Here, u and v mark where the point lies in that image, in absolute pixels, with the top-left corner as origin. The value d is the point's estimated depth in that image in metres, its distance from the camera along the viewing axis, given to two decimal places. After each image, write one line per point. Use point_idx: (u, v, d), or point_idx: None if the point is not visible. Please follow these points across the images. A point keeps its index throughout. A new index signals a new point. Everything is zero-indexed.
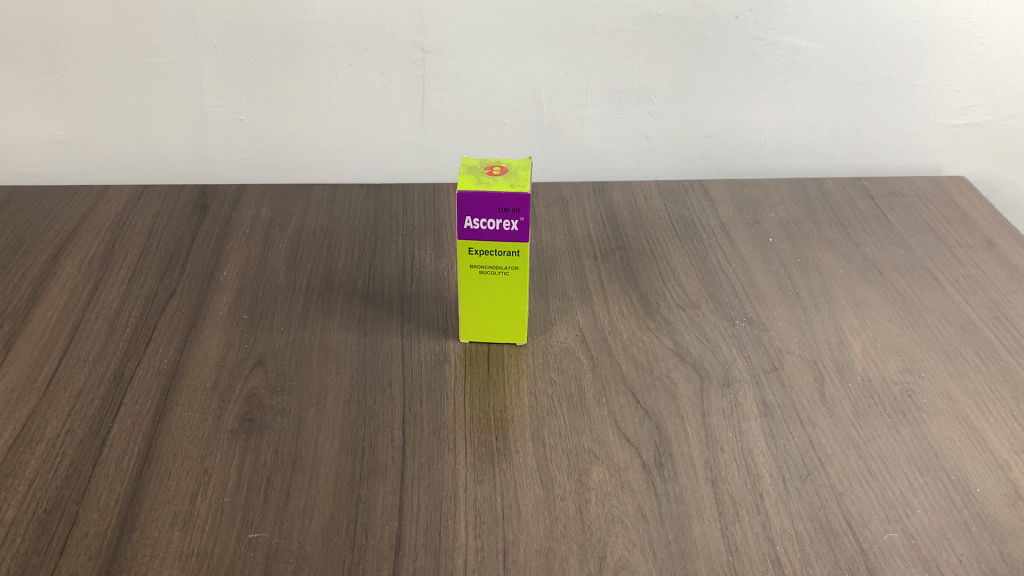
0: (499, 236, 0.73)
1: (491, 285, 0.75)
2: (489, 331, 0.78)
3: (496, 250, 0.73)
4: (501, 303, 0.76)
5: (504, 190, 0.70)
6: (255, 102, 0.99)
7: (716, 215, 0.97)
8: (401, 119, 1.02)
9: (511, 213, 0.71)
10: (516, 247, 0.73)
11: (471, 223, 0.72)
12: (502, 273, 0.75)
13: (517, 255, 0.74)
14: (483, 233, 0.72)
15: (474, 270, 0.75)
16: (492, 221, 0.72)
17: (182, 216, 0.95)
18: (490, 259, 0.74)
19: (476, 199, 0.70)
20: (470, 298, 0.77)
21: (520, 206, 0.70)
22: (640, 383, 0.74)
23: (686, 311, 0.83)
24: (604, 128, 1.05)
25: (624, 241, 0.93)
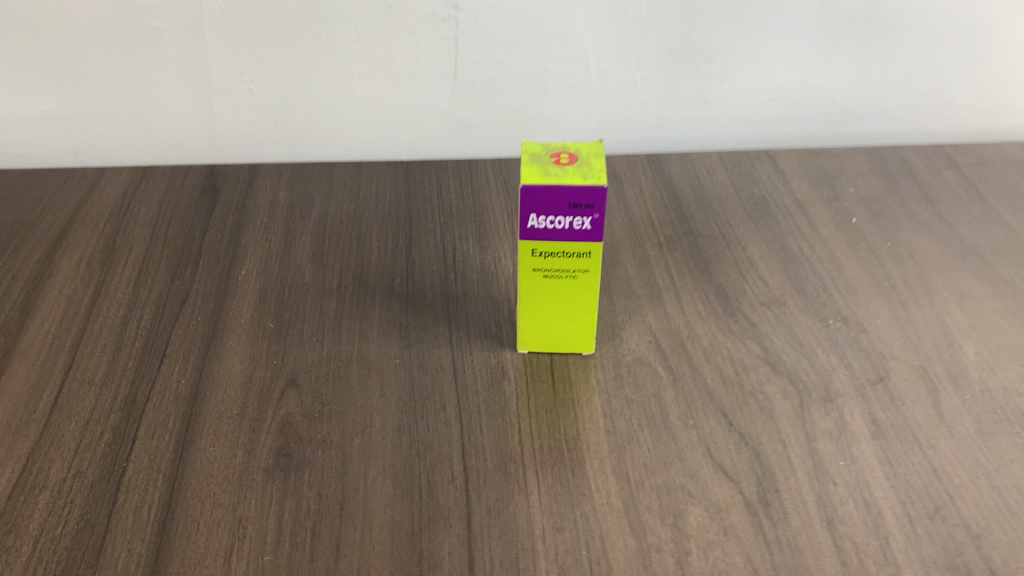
0: (568, 236, 0.62)
1: (557, 291, 0.65)
2: (551, 342, 0.68)
3: (563, 251, 0.63)
4: (567, 310, 0.66)
5: (577, 184, 0.59)
6: (266, 70, 0.88)
7: (790, 192, 0.87)
8: (429, 88, 0.91)
9: (584, 210, 0.60)
10: (588, 247, 0.63)
11: (536, 222, 0.61)
12: (569, 277, 0.64)
13: (589, 257, 0.63)
14: (549, 233, 0.62)
15: (537, 274, 0.64)
16: (561, 219, 0.61)
17: (191, 203, 0.84)
18: (556, 261, 0.64)
19: (542, 195, 0.60)
20: (529, 306, 0.66)
21: (595, 202, 0.60)
22: (731, 401, 0.65)
23: (771, 310, 0.73)
24: (658, 92, 0.93)
25: (691, 225, 0.82)
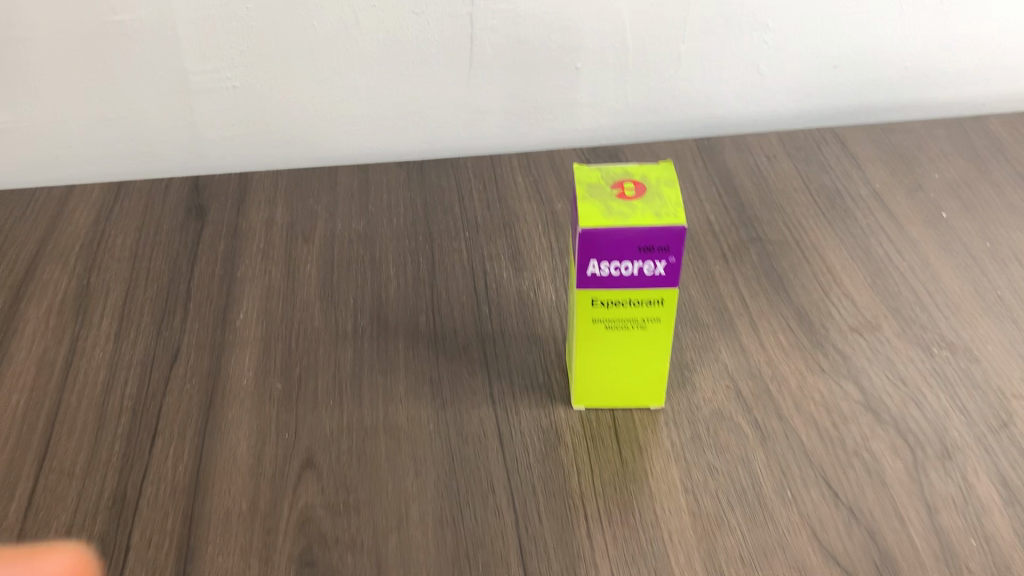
0: (636, 282, 0.51)
1: (621, 343, 0.54)
2: (611, 398, 0.58)
3: (629, 299, 0.52)
4: (632, 363, 0.55)
5: (649, 224, 0.48)
6: (250, 62, 0.75)
7: (866, 181, 0.75)
8: (440, 73, 0.78)
9: (657, 253, 0.49)
10: (660, 294, 0.52)
11: (597, 268, 0.50)
12: (637, 327, 0.53)
13: (661, 305, 0.52)
14: (612, 279, 0.51)
15: (597, 325, 0.53)
16: (628, 264, 0.50)
17: (175, 229, 0.72)
18: (620, 310, 0.52)
19: (606, 238, 0.48)
20: (587, 360, 0.55)
21: (671, 243, 0.49)
22: (833, 466, 0.55)
23: (865, 338, 0.62)
24: (705, 65, 0.80)
25: (758, 229, 0.71)
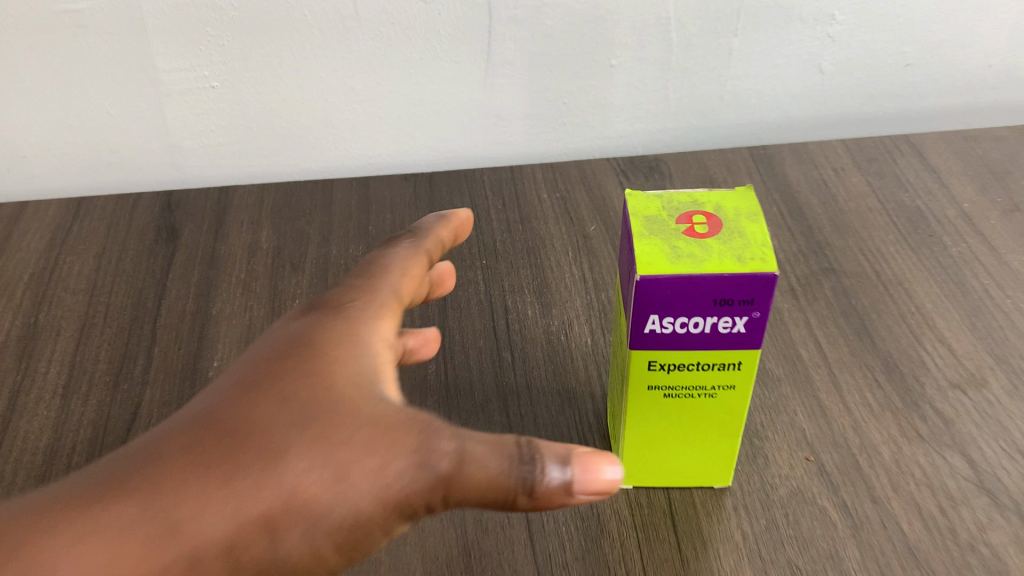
0: (707, 343, 0.40)
1: (683, 412, 0.43)
2: (666, 474, 0.47)
3: (697, 363, 0.41)
4: (696, 436, 0.45)
5: (730, 272, 0.37)
6: (232, 59, 0.64)
7: (951, 200, 0.64)
8: (453, 71, 0.67)
9: (738, 308, 0.38)
10: (737, 357, 0.41)
11: (660, 325, 0.39)
12: (704, 394, 0.43)
13: (738, 369, 0.41)
14: (678, 339, 0.40)
15: (655, 391, 0.43)
16: (697, 321, 0.39)
17: (142, 256, 0.61)
18: (685, 375, 0.42)
19: (673, 288, 0.38)
20: (640, 431, 0.44)
21: (756, 296, 0.38)
22: (945, 564, 0.43)
23: (969, 396, 0.51)
24: (760, 62, 0.69)
25: (830, 259, 0.60)
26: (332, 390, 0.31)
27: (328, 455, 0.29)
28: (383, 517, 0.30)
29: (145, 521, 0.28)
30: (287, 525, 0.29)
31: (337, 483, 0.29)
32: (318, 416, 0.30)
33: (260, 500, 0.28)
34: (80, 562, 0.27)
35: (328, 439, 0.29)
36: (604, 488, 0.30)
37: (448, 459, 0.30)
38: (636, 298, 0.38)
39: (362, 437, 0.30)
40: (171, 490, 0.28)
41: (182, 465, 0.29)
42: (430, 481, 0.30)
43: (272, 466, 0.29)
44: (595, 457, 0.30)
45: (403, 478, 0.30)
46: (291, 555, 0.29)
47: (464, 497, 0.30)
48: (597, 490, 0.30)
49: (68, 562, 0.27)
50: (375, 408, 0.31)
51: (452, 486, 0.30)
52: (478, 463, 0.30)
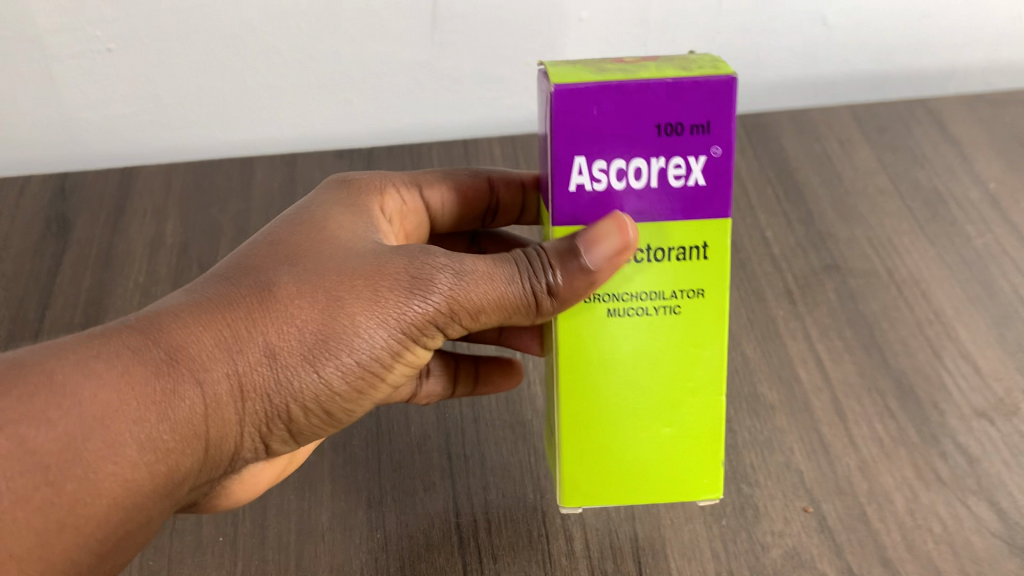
0: (657, 208, 0.33)
1: (637, 352, 0.34)
2: (626, 477, 0.35)
3: (654, 247, 0.33)
4: (659, 395, 0.35)
5: (675, 81, 0.31)
6: (129, 14, 0.54)
7: (975, 180, 0.55)
8: (394, 28, 0.57)
9: (691, 137, 0.32)
10: (701, 235, 0.33)
11: (589, 175, 0.32)
12: (666, 307, 0.34)
13: (704, 255, 0.33)
14: (616, 201, 0.32)
15: (599, 311, 0.34)
16: (633, 166, 0.32)
17: (25, 256, 0.52)
18: (637, 273, 0.34)
19: (600, 102, 0.31)
20: (580, 400, 0.35)
21: (705, 115, 0.31)
22: None
23: (998, 426, 0.43)
24: (753, 14, 0.59)
25: (833, 252, 0.51)
26: (335, 246, 0.34)
27: (320, 291, 0.32)
28: (383, 346, 0.33)
29: (152, 351, 0.30)
30: (291, 351, 0.31)
31: (335, 312, 0.32)
32: (310, 265, 0.33)
33: (265, 327, 0.31)
34: (88, 384, 0.29)
35: (316, 272, 0.33)
36: (621, 246, 0.31)
37: (440, 287, 0.33)
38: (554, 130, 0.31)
39: (350, 279, 0.32)
40: (173, 331, 0.31)
41: (183, 313, 0.32)
42: (422, 310, 0.32)
43: (264, 304, 0.32)
44: (601, 224, 0.31)
45: (398, 307, 0.32)
46: (292, 379, 0.32)
47: (477, 313, 0.33)
48: (615, 248, 0.31)
49: (76, 385, 0.29)
50: (367, 254, 0.34)
51: (447, 313, 0.33)
52: (472, 292, 0.33)
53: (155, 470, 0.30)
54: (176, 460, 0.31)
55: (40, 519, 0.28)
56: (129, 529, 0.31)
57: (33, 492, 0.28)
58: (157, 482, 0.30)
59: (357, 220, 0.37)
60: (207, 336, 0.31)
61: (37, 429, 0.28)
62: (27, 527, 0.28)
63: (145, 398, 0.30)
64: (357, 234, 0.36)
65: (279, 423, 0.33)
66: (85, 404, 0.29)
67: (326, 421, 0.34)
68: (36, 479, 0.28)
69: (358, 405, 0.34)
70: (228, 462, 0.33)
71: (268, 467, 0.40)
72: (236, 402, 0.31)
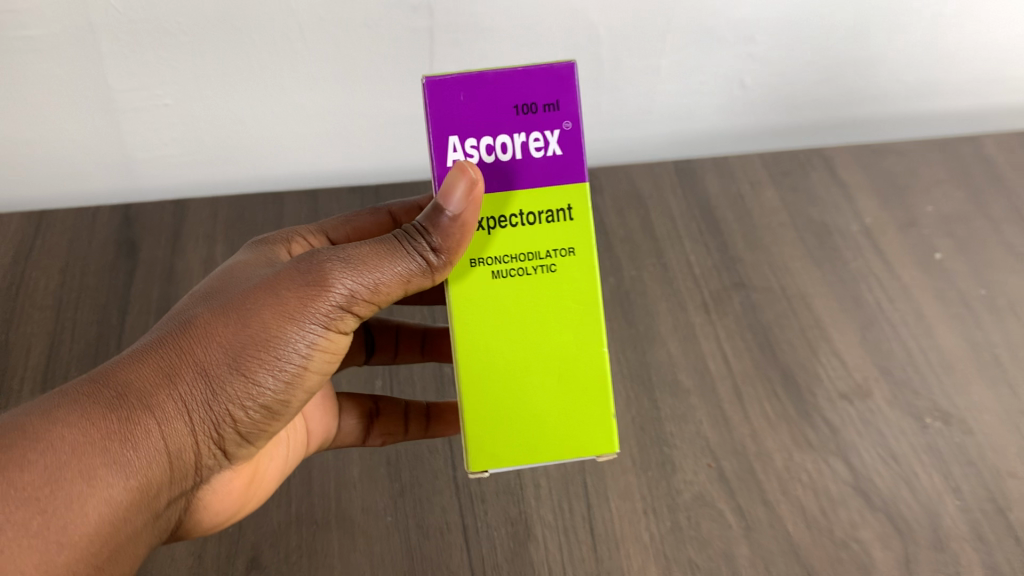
0: (525, 176, 0.44)
1: (519, 316, 0.44)
2: (518, 424, 0.44)
3: (529, 215, 0.44)
4: (541, 356, 0.45)
5: (527, 68, 0.43)
6: (185, 79, 0.67)
7: (855, 215, 0.71)
8: (399, 89, 0.71)
9: (545, 115, 0.43)
10: (567, 199, 0.44)
11: (466, 148, 0.43)
12: (544, 266, 0.45)
13: (570, 215, 0.44)
14: (490, 170, 0.43)
15: (488, 274, 0.44)
16: (498, 141, 0.43)
17: (104, 273, 0.65)
18: (519, 235, 0.44)
19: (466, 88, 0.42)
20: (476, 363, 0.44)
21: (551, 94, 0.43)
22: (821, 560, 0.51)
23: (854, 405, 0.59)
24: (685, 79, 0.74)
25: (740, 273, 0.66)
26: (236, 284, 0.43)
27: (234, 315, 0.41)
28: (300, 342, 0.41)
29: (106, 394, 0.39)
30: (218, 362, 0.40)
31: (246, 326, 0.41)
32: (226, 301, 0.42)
33: (193, 351, 0.40)
34: (58, 431, 0.38)
35: (230, 304, 0.42)
36: (469, 189, 0.41)
37: (336, 287, 0.41)
38: (437, 111, 0.42)
39: (258, 300, 0.41)
40: (119, 377, 0.40)
41: (128, 363, 0.41)
42: (324, 307, 0.41)
43: (190, 337, 0.41)
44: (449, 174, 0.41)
45: (302, 307, 0.41)
46: (225, 384, 0.41)
47: (378, 287, 0.42)
48: (464, 190, 0.41)
49: (48, 432, 0.38)
50: (264, 278, 0.43)
51: (346, 305, 0.42)
52: (365, 282, 0.42)
53: (127, 485, 0.39)
54: (143, 469, 0.39)
55: (41, 541, 0.36)
56: (121, 537, 0.39)
57: (30, 521, 0.36)
58: (132, 491, 0.39)
59: (253, 266, 0.46)
60: (149, 373, 0.40)
61: (21, 473, 0.36)
62: (32, 548, 0.36)
63: (106, 431, 0.39)
64: (262, 270, 0.44)
65: (226, 423, 0.41)
66: (57, 445, 0.38)
67: (267, 415, 0.43)
68: (30, 512, 0.36)
69: (292, 399, 0.43)
70: (192, 465, 0.42)
71: (237, 478, 0.47)
72: (181, 414, 0.40)
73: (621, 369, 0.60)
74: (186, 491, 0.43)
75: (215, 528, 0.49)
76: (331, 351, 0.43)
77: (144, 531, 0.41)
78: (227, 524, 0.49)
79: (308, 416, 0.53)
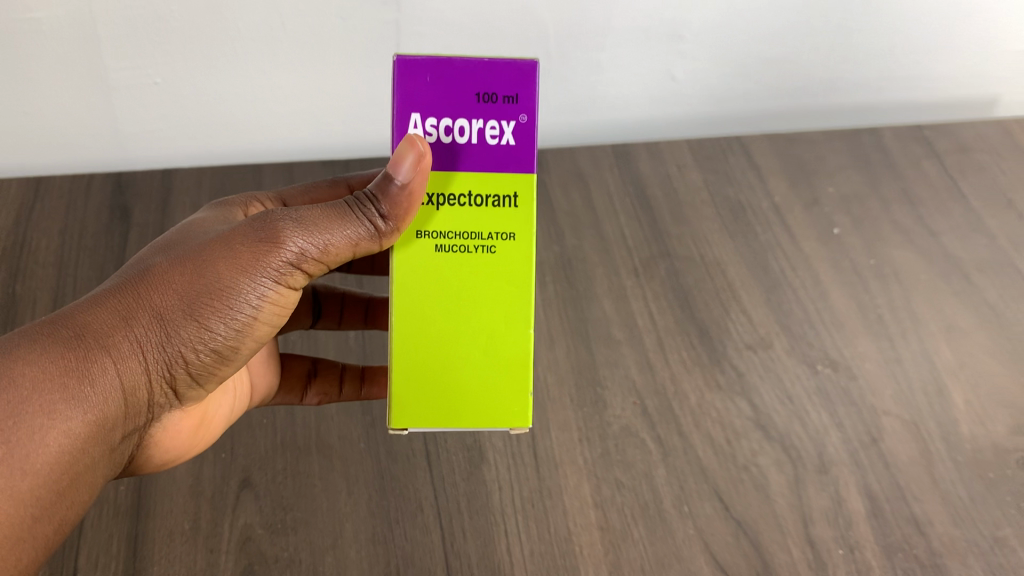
0: (479, 158, 0.50)
1: (454, 291, 0.51)
2: (443, 388, 0.51)
3: (477, 198, 0.51)
4: (471, 329, 0.51)
5: (493, 61, 0.50)
6: (175, 61, 0.74)
7: (767, 194, 0.82)
8: (369, 73, 0.79)
9: (503, 105, 0.50)
10: (513, 187, 0.51)
11: (427, 127, 0.50)
12: (486, 247, 0.51)
13: (515, 202, 0.51)
14: (448, 149, 0.50)
15: (432, 247, 0.51)
16: (459, 123, 0.50)
17: (100, 235, 0.73)
18: (465, 216, 0.50)
19: (434, 75, 0.49)
20: (410, 329, 0.51)
21: (511, 87, 0.50)
22: (725, 479, 0.61)
23: (759, 355, 0.69)
24: (623, 72, 0.83)
25: (666, 243, 0.76)
26: (192, 240, 0.48)
27: (191, 267, 0.46)
28: (251, 294, 0.46)
29: (70, 334, 0.44)
30: (174, 309, 0.45)
31: (201, 276, 0.45)
32: (184, 255, 0.46)
33: (152, 298, 0.45)
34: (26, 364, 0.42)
35: (188, 258, 0.46)
36: (416, 162, 0.47)
37: (287, 246, 0.46)
38: (407, 89, 0.49)
39: (214, 255, 0.46)
40: (83, 320, 0.44)
41: (91, 308, 0.45)
42: (275, 264, 0.46)
43: (150, 287, 0.45)
44: (401, 149, 0.47)
45: (256, 262, 0.46)
46: (180, 329, 0.45)
47: (327, 247, 0.47)
48: (412, 163, 0.47)
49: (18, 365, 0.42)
50: (219, 234, 0.47)
51: (296, 262, 0.47)
52: (315, 242, 0.47)
53: (85, 418, 0.43)
54: (100, 405, 0.44)
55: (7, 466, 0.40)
56: (80, 466, 0.44)
57: None
58: (89, 424, 0.44)
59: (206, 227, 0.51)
60: (111, 317, 0.45)
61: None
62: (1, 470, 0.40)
63: (70, 368, 0.43)
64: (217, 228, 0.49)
65: (177, 363, 0.46)
66: (27, 377, 0.42)
67: (215, 359, 0.48)
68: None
69: (239, 345, 0.48)
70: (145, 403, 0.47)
71: (186, 420, 0.52)
72: (137, 355, 0.45)
73: (563, 323, 0.70)
74: (138, 428, 0.48)
75: (159, 467, 0.53)
76: (277, 304, 0.48)
77: (101, 463, 0.45)
78: (172, 464, 0.54)
79: (253, 370, 0.60)
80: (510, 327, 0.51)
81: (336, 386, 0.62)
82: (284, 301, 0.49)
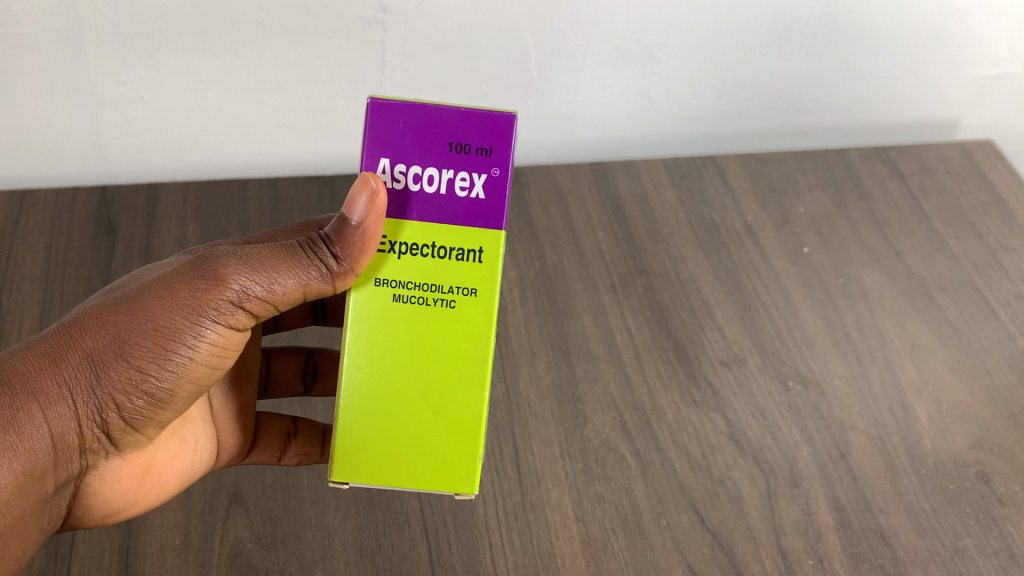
0: (446, 209, 0.49)
1: (407, 344, 0.50)
2: (384, 443, 0.50)
3: (440, 249, 0.50)
4: (420, 385, 0.50)
5: (469, 112, 0.49)
6: (160, 79, 0.75)
7: (740, 213, 0.84)
8: (352, 91, 0.80)
9: (476, 158, 0.49)
10: (479, 242, 0.50)
11: (394, 172, 0.49)
12: (445, 301, 0.50)
13: (480, 257, 0.50)
14: (415, 197, 0.49)
15: (388, 296, 0.50)
16: (429, 171, 0.49)
17: (85, 248, 0.73)
18: (425, 266, 0.50)
19: (407, 120, 0.48)
20: (360, 380, 0.50)
21: (487, 139, 0.49)
22: (701, 493, 0.64)
23: (732, 371, 0.72)
24: (600, 91, 0.85)
25: (643, 261, 0.79)
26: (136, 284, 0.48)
27: (127, 312, 0.46)
28: (189, 338, 0.46)
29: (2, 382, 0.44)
30: (108, 356, 0.45)
31: (137, 316, 0.45)
32: (122, 298, 0.47)
33: (87, 344, 0.45)
34: None
35: (126, 301, 0.46)
36: (370, 202, 0.46)
37: (226, 287, 0.46)
38: (376, 132, 0.48)
39: (152, 299, 0.46)
40: (16, 366, 0.45)
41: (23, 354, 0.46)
42: (214, 306, 0.46)
43: (85, 333, 0.46)
44: (356, 189, 0.46)
45: (194, 300, 0.46)
46: (113, 375, 0.46)
47: (272, 289, 0.47)
48: (365, 203, 0.46)
49: None
50: (162, 275, 0.47)
51: (237, 304, 0.47)
52: (257, 284, 0.47)
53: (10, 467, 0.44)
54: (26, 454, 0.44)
55: None
56: (8, 516, 0.45)
57: None
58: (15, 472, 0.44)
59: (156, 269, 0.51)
60: (44, 366, 0.45)
61: None
62: None
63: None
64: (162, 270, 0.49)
65: (108, 408, 0.46)
66: None
67: (151, 404, 0.48)
68: None
69: (178, 390, 0.48)
70: (76, 448, 0.47)
71: (130, 469, 0.52)
72: (66, 402, 0.45)
73: (544, 339, 0.72)
74: (73, 474, 0.48)
75: (102, 518, 0.53)
76: (221, 348, 0.48)
77: (29, 510, 0.46)
78: (115, 515, 0.53)
79: (218, 428, 0.59)
80: (462, 385, 0.50)
81: (317, 448, 0.62)
82: (228, 344, 0.49)
